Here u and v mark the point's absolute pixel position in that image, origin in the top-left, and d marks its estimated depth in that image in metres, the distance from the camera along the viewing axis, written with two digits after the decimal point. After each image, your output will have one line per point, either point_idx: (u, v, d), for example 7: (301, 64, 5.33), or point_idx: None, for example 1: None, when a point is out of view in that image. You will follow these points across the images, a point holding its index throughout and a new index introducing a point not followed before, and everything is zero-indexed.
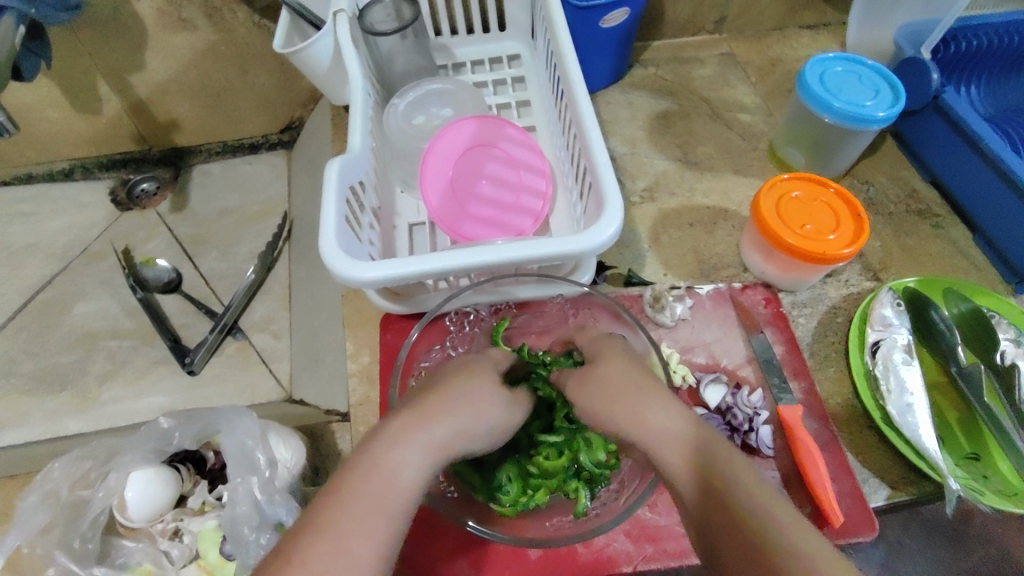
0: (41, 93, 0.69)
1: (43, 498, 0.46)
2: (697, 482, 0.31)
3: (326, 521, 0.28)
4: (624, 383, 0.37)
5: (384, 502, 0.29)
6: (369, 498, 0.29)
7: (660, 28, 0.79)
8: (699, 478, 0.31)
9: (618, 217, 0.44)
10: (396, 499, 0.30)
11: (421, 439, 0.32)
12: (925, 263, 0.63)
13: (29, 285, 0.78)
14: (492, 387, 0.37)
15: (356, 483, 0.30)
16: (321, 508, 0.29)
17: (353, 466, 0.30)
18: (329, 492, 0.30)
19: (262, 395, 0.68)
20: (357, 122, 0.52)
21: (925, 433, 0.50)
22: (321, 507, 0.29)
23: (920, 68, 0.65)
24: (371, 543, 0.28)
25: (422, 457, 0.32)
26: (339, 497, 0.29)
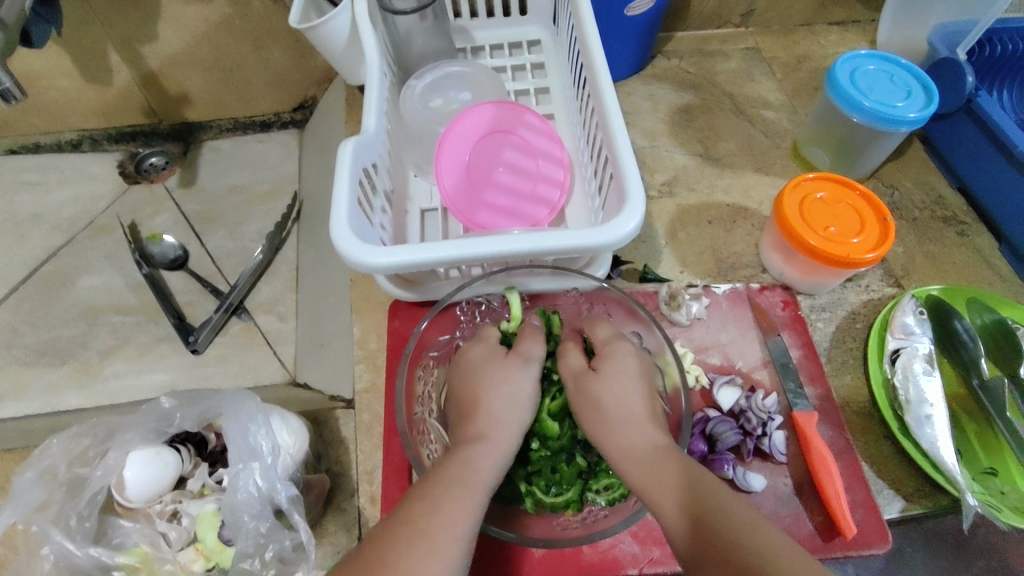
0: (51, 61, 0.68)
1: (39, 475, 0.45)
2: (684, 492, 0.36)
3: (425, 504, 0.35)
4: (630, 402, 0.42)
5: (473, 485, 0.37)
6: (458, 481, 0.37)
7: (685, 19, 0.77)
8: (685, 487, 0.36)
9: (639, 211, 0.42)
10: (480, 479, 0.38)
11: (490, 439, 0.40)
12: (949, 271, 0.62)
13: (33, 256, 0.77)
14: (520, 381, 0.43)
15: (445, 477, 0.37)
16: (419, 495, 0.36)
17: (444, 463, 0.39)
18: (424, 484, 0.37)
19: (265, 377, 0.67)
20: (373, 102, 0.51)
21: (943, 446, 0.49)
22: (417, 496, 0.36)
23: (955, 70, 0.63)
24: (463, 512, 0.35)
25: (495, 451, 0.40)
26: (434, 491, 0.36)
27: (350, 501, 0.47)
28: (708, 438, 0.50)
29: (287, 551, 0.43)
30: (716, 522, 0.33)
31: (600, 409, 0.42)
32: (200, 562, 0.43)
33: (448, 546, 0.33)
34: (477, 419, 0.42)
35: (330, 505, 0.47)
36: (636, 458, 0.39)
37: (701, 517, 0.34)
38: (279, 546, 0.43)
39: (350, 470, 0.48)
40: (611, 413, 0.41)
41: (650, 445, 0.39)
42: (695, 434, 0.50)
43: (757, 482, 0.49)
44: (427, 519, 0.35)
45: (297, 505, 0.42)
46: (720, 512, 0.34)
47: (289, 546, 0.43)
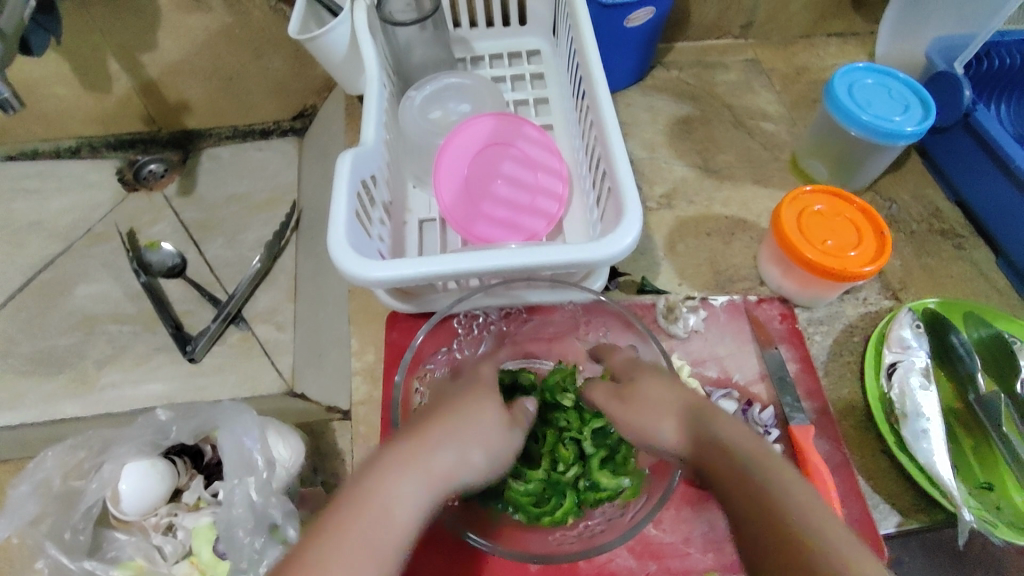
0: (50, 69, 0.68)
1: (33, 488, 0.44)
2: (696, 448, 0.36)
3: (333, 549, 0.29)
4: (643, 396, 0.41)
5: (388, 530, 0.31)
6: (380, 517, 0.31)
7: (685, 30, 0.77)
8: (697, 443, 0.37)
9: (636, 226, 0.42)
10: (400, 523, 0.31)
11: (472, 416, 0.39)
12: (947, 285, 0.62)
13: (31, 264, 0.76)
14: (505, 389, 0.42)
15: (360, 508, 0.31)
16: (331, 531, 0.30)
17: (369, 483, 0.32)
18: (343, 506, 0.31)
19: (262, 387, 0.67)
20: (371, 114, 0.51)
21: (939, 461, 0.49)
22: (339, 527, 0.30)
23: (952, 85, 0.63)
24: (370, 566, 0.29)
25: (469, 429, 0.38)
26: (352, 529, 0.30)
27: None
28: None
29: None
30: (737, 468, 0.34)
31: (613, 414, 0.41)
32: None
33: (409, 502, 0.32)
34: (431, 442, 0.35)
35: None
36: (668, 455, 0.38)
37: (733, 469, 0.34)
38: (274, 562, 0.41)
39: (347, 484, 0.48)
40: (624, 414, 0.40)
41: (659, 415, 0.39)
42: None
43: None
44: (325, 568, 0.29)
45: (292, 518, 0.42)
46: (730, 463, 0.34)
47: (284, 561, 0.41)
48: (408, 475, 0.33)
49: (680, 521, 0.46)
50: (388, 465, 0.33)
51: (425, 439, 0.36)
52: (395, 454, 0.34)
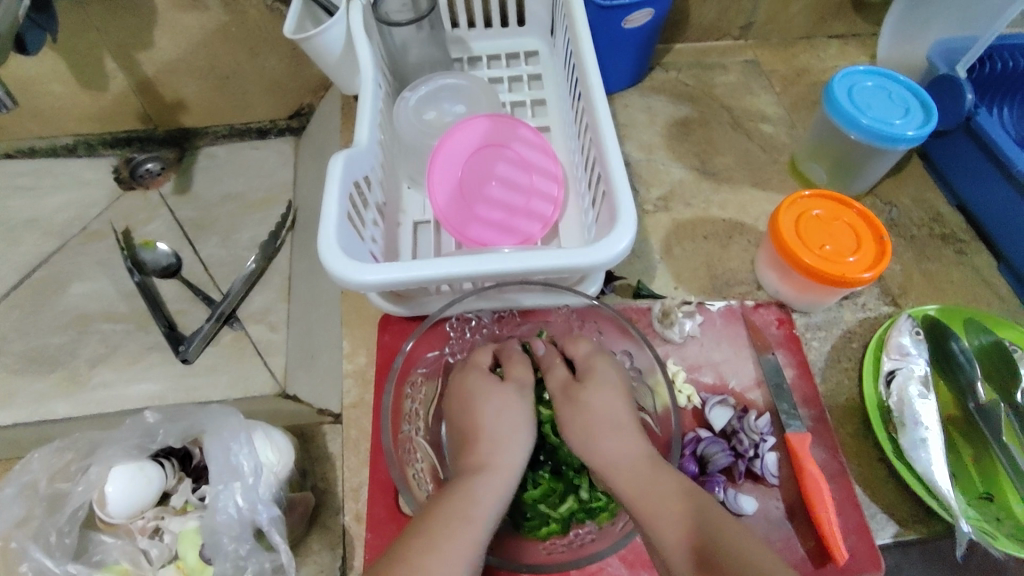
0: (46, 67, 0.68)
1: (19, 491, 0.44)
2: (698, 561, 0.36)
3: (424, 542, 0.37)
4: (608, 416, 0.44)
5: (473, 518, 0.39)
6: (459, 512, 0.39)
7: (684, 31, 0.76)
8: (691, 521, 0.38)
9: (630, 230, 0.42)
10: (480, 511, 0.40)
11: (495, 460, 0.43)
12: (947, 291, 0.61)
13: (25, 262, 0.76)
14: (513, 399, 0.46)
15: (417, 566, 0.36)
16: (421, 531, 0.38)
17: (445, 494, 0.40)
18: (425, 516, 0.39)
19: (255, 388, 0.66)
20: (365, 115, 0.50)
21: (938, 471, 0.48)
22: (427, 527, 0.38)
23: (954, 87, 0.62)
24: (468, 549, 0.37)
25: (496, 479, 0.42)
26: (440, 526, 0.38)
27: (335, 518, 0.47)
28: (699, 460, 0.50)
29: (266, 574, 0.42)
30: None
31: (585, 421, 0.45)
32: None
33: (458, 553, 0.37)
34: (478, 445, 0.44)
35: (314, 522, 0.47)
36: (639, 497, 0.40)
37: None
38: (258, 567, 0.42)
39: (336, 488, 0.48)
40: (614, 453, 0.43)
41: (655, 509, 0.39)
42: (686, 455, 0.50)
43: (748, 505, 0.48)
44: (427, 557, 0.37)
45: (278, 525, 0.42)
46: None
47: (268, 567, 0.42)
48: (477, 480, 0.41)
49: None
50: (456, 480, 0.42)
51: (475, 446, 0.44)
52: (462, 470, 0.43)
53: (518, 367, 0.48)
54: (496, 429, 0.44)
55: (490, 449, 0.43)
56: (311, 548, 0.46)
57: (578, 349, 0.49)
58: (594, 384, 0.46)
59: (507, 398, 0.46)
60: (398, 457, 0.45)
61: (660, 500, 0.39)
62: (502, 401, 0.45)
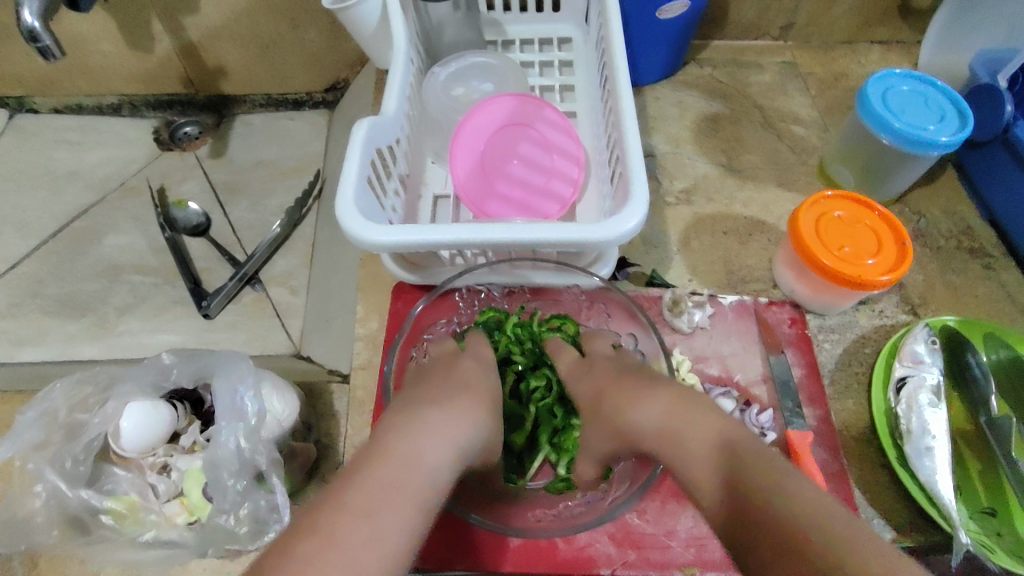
0: (97, 25, 0.71)
1: (39, 416, 0.46)
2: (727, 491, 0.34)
3: (339, 512, 0.31)
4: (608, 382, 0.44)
5: (401, 489, 0.33)
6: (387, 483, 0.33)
7: (722, 28, 0.76)
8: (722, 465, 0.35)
9: (642, 209, 0.42)
10: (416, 479, 0.34)
11: (450, 420, 0.38)
12: (970, 305, 0.60)
13: (66, 212, 0.80)
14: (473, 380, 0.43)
15: (347, 517, 0.31)
16: (339, 498, 0.32)
17: (385, 450, 0.35)
18: (359, 470, 0.34)
19: (272, 347, 0.68)
20: (393, 86, 0.52)
21: (941, 481, 0.47)
22: (340, 493, 0.33)
23: (994, 97, 0.61)
24: (404, 516, 0.32)
25: (445, 442, 0.37)
26: (355, 495, 0.32)
27: (335, 472, 0.49)
28: None
29: (261, 511, 0.44)
30: (760, 534, 0.31)
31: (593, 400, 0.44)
32: (183, 516, 0.44)
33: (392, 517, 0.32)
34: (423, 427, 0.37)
35: (314, 475, 0.49)
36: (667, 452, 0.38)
37: (752, 498, 0.33)
38: (254, 506, 0.44)
39: (339, 444, 0.49)
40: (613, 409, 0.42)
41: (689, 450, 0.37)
42: None
43: None
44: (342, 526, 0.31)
45: (276, 468, 0.44)
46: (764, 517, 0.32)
47: (264, 507, 0.44)
48: (415, 439, 0.36)
49: (664, 514, 0.46)
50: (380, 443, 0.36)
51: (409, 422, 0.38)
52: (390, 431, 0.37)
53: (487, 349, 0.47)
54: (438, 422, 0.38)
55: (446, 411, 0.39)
56: (309, 499, 0.48)
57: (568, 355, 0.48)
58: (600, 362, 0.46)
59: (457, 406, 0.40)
60: None
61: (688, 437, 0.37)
62: (444, 413, 0.39)
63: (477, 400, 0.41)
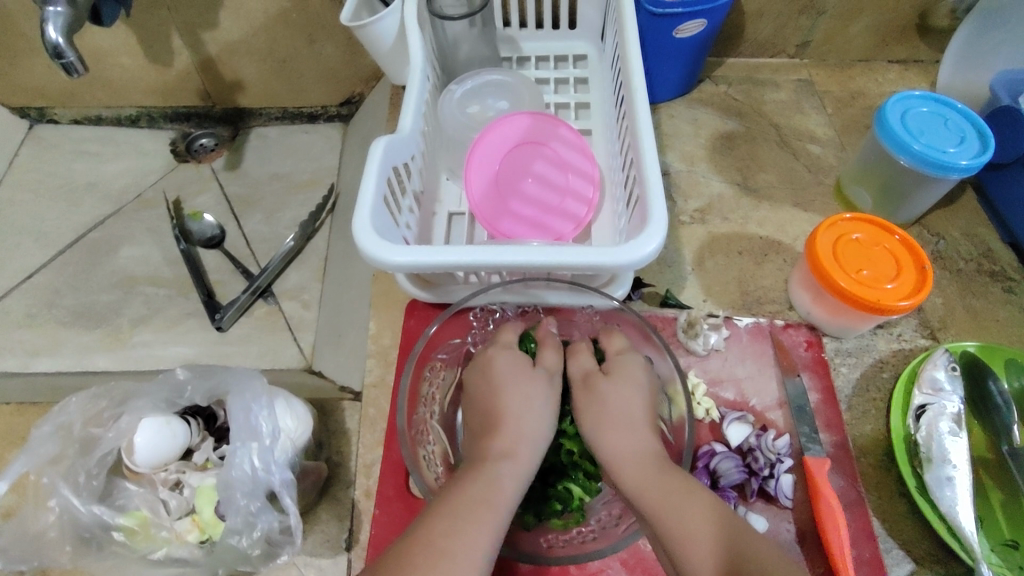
0: (118, 39, 0.72)
1: (55, 430, 0.47)
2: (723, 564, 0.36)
3: (447, 524, 0.38)
4: (626, 412, 0.45)
5: (495, 503, 0.39)
6: (481, 501, 0.39)
7: (737, 46, 0.75)
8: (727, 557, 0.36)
9: (660, 233, 0.42)
10: (504, 497, 0.40)
11: (523, 431, 0.44)
12: (992, 329, 0.59)
13: (83, 223, 0.80)
14: (540, 389, 0.46)
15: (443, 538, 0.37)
16: (444, 512, 0.39)
17: (468, 478, 0.41)
18: (448, 497, 0.40)
19: (283, 361, 0.68)
20: (411, 104, 0.52)
21: (962, 512, 0.46)
22: (439, 514, 0.39)
23: (1015, 119, 0.60)
24: (486, 531, 0.38)
25: (518, 469, 0.42)
26: (443, 524, 0.38)
27: (346, 491, 0.48)
28: (711, 474, 0.49)
29: (274, 533, 0.44)
30: None
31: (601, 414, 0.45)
32: (194, 533, 0.44)
33: (476, 531, 0.38)
34: (503, 430, 0.44)
35: (325, 493, 0.48)
36: (665, 510, 0.39)
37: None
38: (267, 527, 0.43)
39: (350, 462, 0.49)
40: (614, 444, 0.43)
41: (687, 534, 0.37)
42: (698, 468, 0.49)
43: (758, 524, 0.48)
44: (449, 537, 0.37)
45: (289, 489, 0.43)
46: None
47: (276, 528, 0.43)
48: (499, 464, 0.41)
49: None
50: (473, 466, 0.42)
51: (493, 441, 0.43)
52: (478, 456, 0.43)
53: (550, 356, 0.48)
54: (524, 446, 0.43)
55: (523, 429, 0.44)
56: (319, 518, 0.48)
57: (612, 342, 0.50)
58: (617, 377, 0.46)
59: (527, 414, 0.44)
60: (411, 437, 0.46)
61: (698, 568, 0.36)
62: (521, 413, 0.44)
63: (543, 407, 0.45)
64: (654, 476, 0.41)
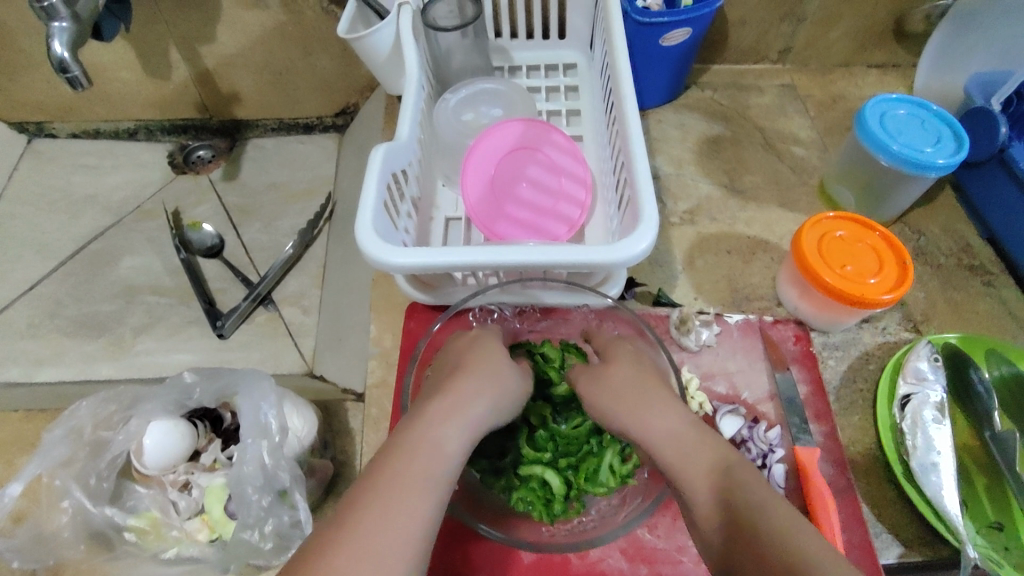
0: (117, 54, 0.74)
1: (66, 433, 0.48)
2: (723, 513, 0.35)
3: (380, 492, 0.33)
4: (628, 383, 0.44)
5: (432, 469, 0.35)
6: (417, 466, 0.35)
7: (722, 52, 0.78)
8: (727, 507, 0.35)
9: (652, 232, 0.43)
10: (441, 466, 0.35)
11: (465, 396, 0.39)
12: (972, 321, 0.61)
13: (82, 234, 0.81)
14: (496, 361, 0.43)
15: (376, 505, 0.32)
16: (380, 478, 0.34)
17: (403, 442, 0.36)
18: (381, 465, 0.35)
19: (284, 367, 0.69)
20: (408, 112, 0.53)
21: (947, 496, 0.48)
22: (374, 482, 0.34)
23: (988, 119, 0.62)
24: (422, 499, 0.33)
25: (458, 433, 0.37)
26: (378, 490, 0.33)
27: None
28: None
29: (285, 527, 0.45)
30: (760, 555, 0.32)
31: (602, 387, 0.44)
32: (204, 532, 0.45)
33: (414, 498, 0.33)
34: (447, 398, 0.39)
35: (331, 492, 0.51)
36: (678, 462, 0.38)
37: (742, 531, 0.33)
38: (277, 522, 0.44)
39: (355, 460, 0.51)
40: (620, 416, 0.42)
41: (695, 484, 0.37)
42: None
43: None
44: (382, 508, 0.32)
45: (299, 484, 0.44)
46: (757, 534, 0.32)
47: (287, 522, 0.44)
48: (437, 425, 0.37)
49: (675, 529, 0.46)
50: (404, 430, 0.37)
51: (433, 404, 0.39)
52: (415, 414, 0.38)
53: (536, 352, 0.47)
54: (466, 405, 0.39)
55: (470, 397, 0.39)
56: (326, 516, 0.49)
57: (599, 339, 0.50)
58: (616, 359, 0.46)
59: (479, 380, 0.41)
60: None
61: (707, 516, 0.36)
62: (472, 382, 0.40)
63: (492, 377, 0.41)
64: (655, 433, 0.40)
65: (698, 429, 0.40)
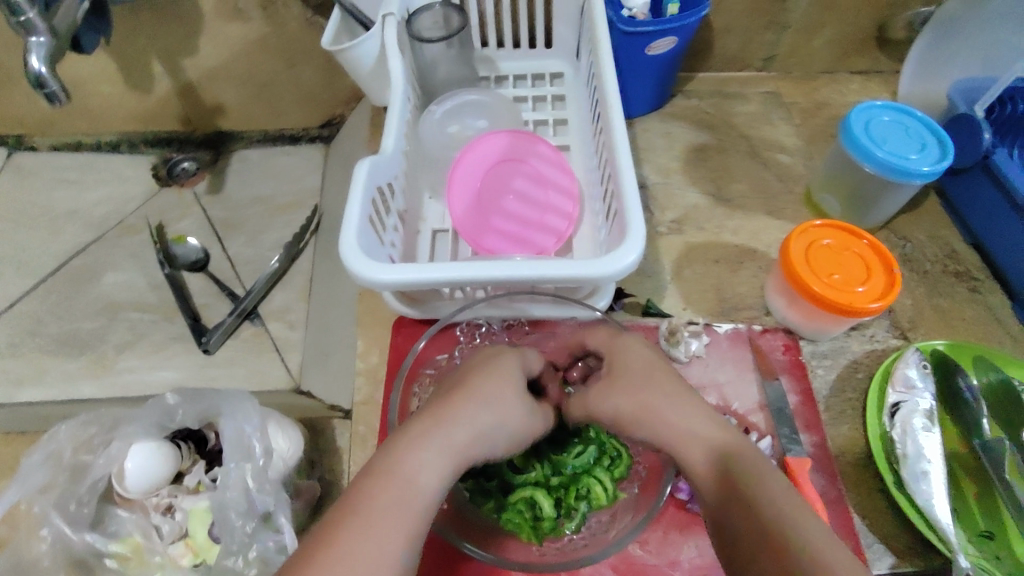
0: (98, 67, 0.73)
1: (46, 458, 0.47)
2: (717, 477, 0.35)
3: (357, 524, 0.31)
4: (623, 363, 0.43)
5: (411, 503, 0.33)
6: (395, 502, 0.32)
7: (706, 60, 0.78)
8: (720, 471, 0.35)
9: (639, 245, 0.43)
10: (419, 500, 0.33)
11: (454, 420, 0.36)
12: (959, 327, 0.61)
13: (63, 250, 0.80)
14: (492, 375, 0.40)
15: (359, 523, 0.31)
16: (355, 510, 0.32)
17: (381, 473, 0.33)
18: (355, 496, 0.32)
19: (270, 383, 0.69)
20: (393, 125, 0.53)
21: (937, 505, 0.48)
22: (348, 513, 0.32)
23: (972, 126, 0.62)
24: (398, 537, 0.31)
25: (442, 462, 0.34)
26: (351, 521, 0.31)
27: None
28: None
29: (270, 553, 0.43)
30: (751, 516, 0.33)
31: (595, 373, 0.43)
32: (188, 557, 0.44)
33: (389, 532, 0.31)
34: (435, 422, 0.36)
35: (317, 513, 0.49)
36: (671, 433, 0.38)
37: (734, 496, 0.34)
38: (262, 547, 0.43)
39: (342, 478, 0.50)
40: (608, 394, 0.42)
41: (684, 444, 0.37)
42: None
43: None
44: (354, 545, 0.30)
45: (283, 507, 0.44)
46: (748, 495, 0.33)
47: (272, 548, 0.43)
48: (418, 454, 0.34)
49: (666, 544, 0.46)
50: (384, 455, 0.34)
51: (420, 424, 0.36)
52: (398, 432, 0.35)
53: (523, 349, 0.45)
54: (452, 429, 0.36)
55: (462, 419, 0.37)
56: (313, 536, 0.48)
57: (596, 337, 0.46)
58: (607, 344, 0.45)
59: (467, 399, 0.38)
60: None
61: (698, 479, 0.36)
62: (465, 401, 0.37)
63: (490, 394, 0.38)
64: (649, 411, 0.39)
65: (685, 396, 0.40)
